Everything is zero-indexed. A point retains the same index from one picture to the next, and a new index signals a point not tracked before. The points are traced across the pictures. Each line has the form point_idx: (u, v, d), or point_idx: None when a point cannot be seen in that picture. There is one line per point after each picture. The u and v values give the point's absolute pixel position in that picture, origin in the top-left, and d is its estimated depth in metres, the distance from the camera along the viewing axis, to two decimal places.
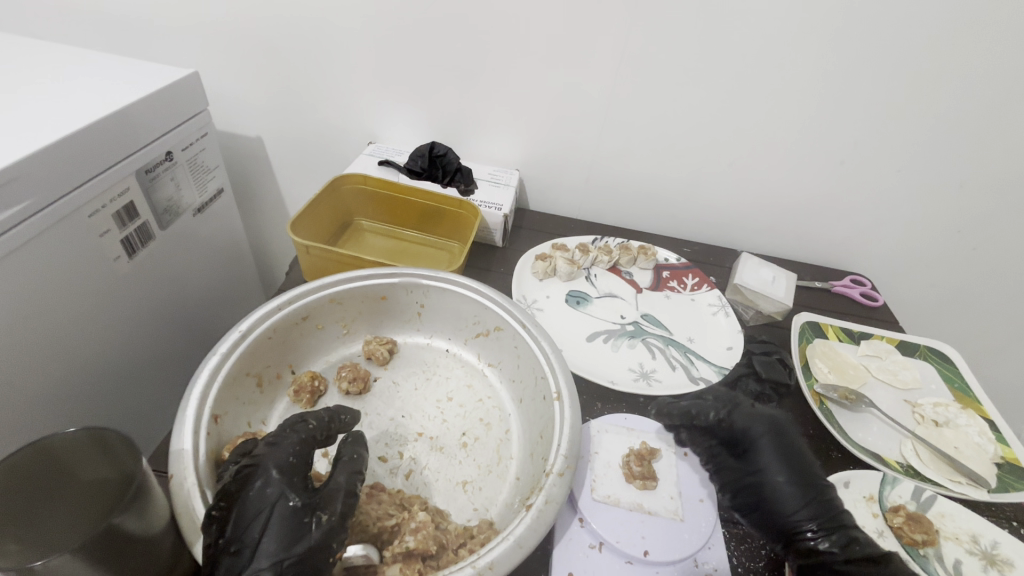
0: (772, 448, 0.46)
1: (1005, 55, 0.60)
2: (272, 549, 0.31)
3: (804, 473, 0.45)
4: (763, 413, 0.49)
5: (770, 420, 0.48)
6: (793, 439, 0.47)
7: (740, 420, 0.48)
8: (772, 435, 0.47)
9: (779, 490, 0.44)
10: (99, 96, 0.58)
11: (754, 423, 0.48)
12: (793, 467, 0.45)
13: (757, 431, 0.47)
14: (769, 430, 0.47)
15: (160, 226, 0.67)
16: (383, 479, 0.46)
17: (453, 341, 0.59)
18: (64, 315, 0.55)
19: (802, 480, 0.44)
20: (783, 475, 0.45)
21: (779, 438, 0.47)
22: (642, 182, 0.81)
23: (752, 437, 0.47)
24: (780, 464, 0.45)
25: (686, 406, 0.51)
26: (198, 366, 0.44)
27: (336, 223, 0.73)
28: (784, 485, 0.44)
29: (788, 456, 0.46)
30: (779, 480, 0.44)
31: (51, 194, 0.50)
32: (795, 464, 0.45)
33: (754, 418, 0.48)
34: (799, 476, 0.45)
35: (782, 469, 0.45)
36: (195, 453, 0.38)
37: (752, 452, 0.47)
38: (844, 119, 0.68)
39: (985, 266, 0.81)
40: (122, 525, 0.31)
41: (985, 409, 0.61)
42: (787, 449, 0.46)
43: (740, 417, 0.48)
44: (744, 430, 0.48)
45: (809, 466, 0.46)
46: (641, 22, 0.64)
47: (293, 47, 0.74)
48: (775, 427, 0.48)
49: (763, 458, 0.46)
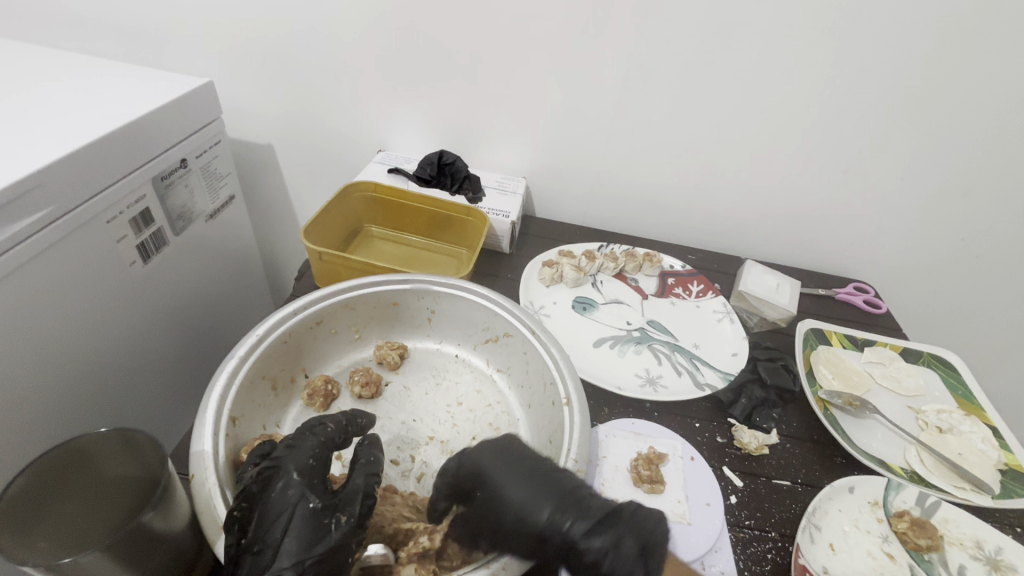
0: (505, 472, 0.39)
1: (1003, 65, 0.61)
2: (293, 549, 0.32)
3: (542, 482, 0.38)
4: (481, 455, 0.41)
5: (498, 449, 0.41)
6: (520, 455, 0.40)
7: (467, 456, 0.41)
8: (501, 458, 0.40)
9: (517, 515, 0.37)
10: (116, 105, 0.59)
11: (483, 450, 0.41)
12: (534, 478, 0.38)
13: (497, 462, 0.40)
14: (495, 457, 0.40)
15: (174, 232, 0.68)
16: (395, 482, 0.47)
17: (462, 347, 0.60)
18: (82, 321, 0.56)
19: (552, 492, 0.38)
20: (521, 491, 0.38)
21: (510, 461, 0.40)
22: (647, 190, 0.82)
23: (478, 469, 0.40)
24: (515, 482, 0.38)
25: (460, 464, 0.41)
26: (217, 369, 0.45)
27: (346, 229, 0.74)
28: (521, 505, 0.37)
29: (515, 469, 0.39)
30: (522, 500, 0.37)
31: (71, 201, 0.51)
32: (535, 484, 0.38)
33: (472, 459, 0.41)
34: (543, 486, 0.38)
35: (519, 484, 0.38)
36: (214, 454, 0.39)
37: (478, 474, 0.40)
38: (846, 129, 0.69)
39: (987, 274, 0.82)
40: (149, 523, 0.32)
41: (987, 417, 0.62)
42: (519, 467, 0.39)
43: (481, 460, 0.40)
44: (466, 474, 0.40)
45: (563, 484, 0.38)
46: (646, 33, 0.65)
47: (303, 57, 0.76)
48: (503, 452, 0.40)
49: (499, 484, 0.38)
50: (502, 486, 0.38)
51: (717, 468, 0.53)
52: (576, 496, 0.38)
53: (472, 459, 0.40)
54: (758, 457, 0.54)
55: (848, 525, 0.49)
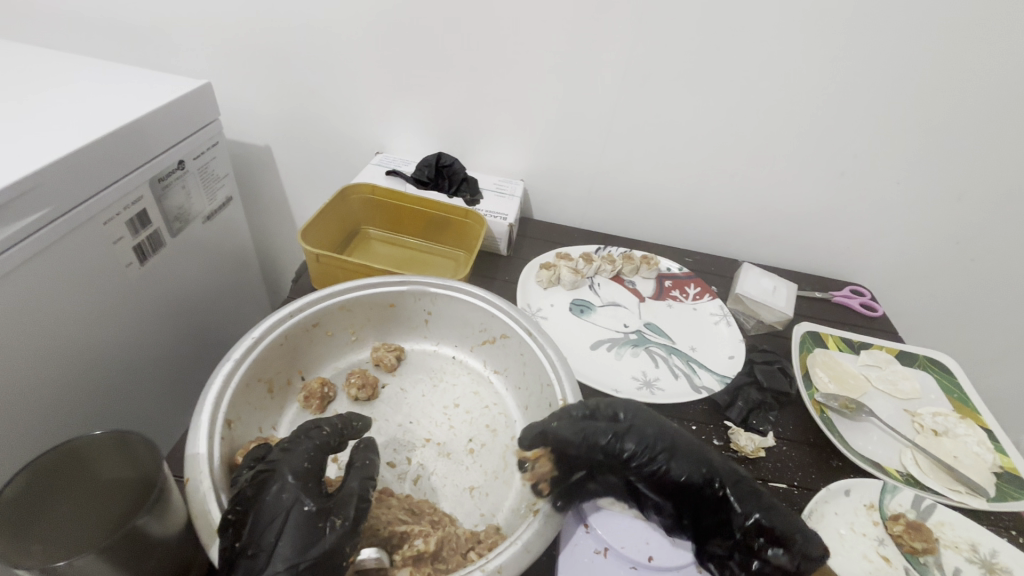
0: (657, 436, 0.45)
1: (999, 69, 0.62)
2: (288, 553, 0.32)
3: (687, 449, 0.45)
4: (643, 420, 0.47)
5: (639, 413, 0.47)
6: (665, 424, 0.47)
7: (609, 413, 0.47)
8: (650, 424, 0.46)
9: (682, 476, 0.44)
10: (114, 107, 0.59)
11: (627, 411, 0.47)
12: (689, 446, 0.46)
13: (642, 425, 0.46)
14: (643, 420, 0.47)
15: (170, 234, 0.68)
16: (391, 484, 0.47)
17: (459, 348, 0.60)
18: (77, 322, 0.56)
19: (699, 459, 0.45)
20: (679, 455, 0.45)
21: (657, 428, 0.46)
22: (644, 193, 0.82)
23: (627, 424, 0.46)
24: (673, 447, 0.45)
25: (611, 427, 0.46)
26: (213, 372, 0.44)
27: (343, 231, 0.74)
28: (681, 468, 0.44)
29: (663, 435, 0.46)
30: (681, 463, 0.44)
31: (68, 202, 0.51)
32: (690, 451, 0.45)
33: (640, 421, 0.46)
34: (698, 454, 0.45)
35: (676, 449, 0.45)
36: (209, 457, 0.39)
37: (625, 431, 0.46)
38: (843, 132, 0.70)
39: (982, 277, 0.83)
40: (145, 527, 0.32)
41: (983, 419, 0.62)
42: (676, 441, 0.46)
43: (630, 420, 0.46)
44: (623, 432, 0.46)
45: (705, 455, 0.46)
46: (645, 36, 0.66)
47: (302, 58, 0.76)
48: (648, 420, 0.47)
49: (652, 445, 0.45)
50: (661, 447, 0.45)
51: None
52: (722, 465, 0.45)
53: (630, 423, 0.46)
54: (754, 460, 0.54)
55: (844, 528, 0.49)
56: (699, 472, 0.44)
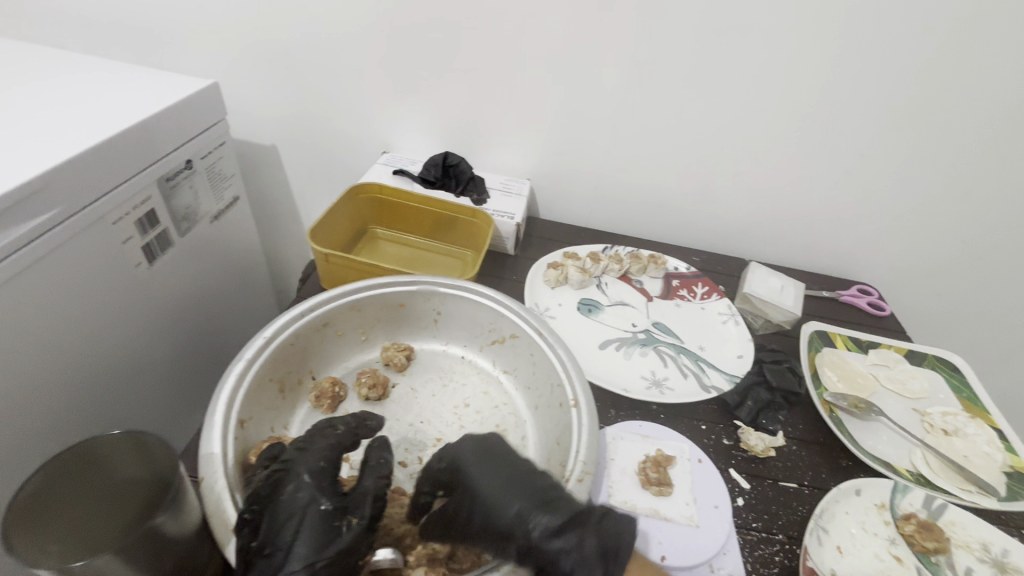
0: (477, 465, 0.39)
1: (1008, 67, 0.62)
2: (304, 552, 0.32)
3: (512, 476, 0.38)
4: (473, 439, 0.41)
5: (473, 438, 0.41)
6: (496, 450, 0.40)
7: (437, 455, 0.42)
8: (474, 452, 0.39)
9: (483, 511, 0.36)
10: (122, 107, 0.59)
11: (461, 445, 0.41)
12: (507, 472, 0.38)
13: (466, 454, 0.40)
14: (472, 448, 0.40)
15: (178, 233, 0.68)
16: (403, 484, 0.47)
17: (469, 348, 0.60)
18: (89, 322, 0.56)
19: (518, 485, 0.37)
20: (489, 481, 0.37)
21: (484, 457, 0.39)
22: (651, 192, 0.82)
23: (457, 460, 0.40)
24: (487, 473, 0.38)
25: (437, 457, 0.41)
26: (225, 372, 0.44)
27: (351, 231, 0.74)
28: (490, 498, 0.37)
29: (488, 463, 0.39)
30: (488, 490, 0.37)
31: (78, 202, 0.51)
32: (509, 478, 0.37)
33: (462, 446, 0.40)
34: (514, 477, 0.37)
35: (487, 477, 0.38)
36: (224, 457, 0.39)
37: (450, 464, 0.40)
38: (851, 132, 0.70)
39: (990, 276, 0.82)
40: (162, 527, 0.33)
41: (993, 419, 0.62)
42: (500, 467, 0.38)
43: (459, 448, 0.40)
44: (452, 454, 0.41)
45: (537, 481, 0.37)
46: (653, 35, 0.65)
47: (306, 57, 0.76)
48: (481, 444, 0.40)
49: (470, 478, 0.38)
50: (472, 477, 0.38)
51: (724, 470, 0.53)
52: (542, 490, 0.37)
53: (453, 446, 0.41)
54: (765, 460, 0.54)
55: (856, 528, 0.49)
56: (508, 504, 0.36)
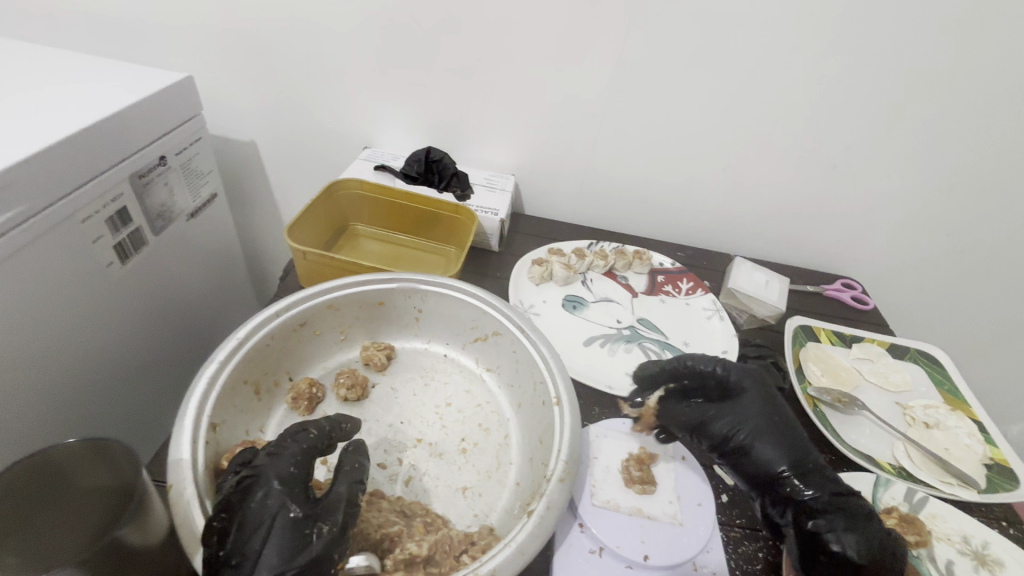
0: (759, 407, 0.49)
1: (993, 61, 0.62)
2: (274, 561, 0.31)
3: (787, 439, 0.48)
4: (758, 408, 0.49)
5: (762, 391, 0.51)
6: (778, 403, 0.51)
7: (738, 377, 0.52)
8: (756, 391, 0.51)
9: (762, 456, 0.47)
10: (90, 101, 0.57)
11: (745, 379, 0.52)
12: (780, 432, 0.48)
13: (752, 393, 0.51)
14: (755, 391, 0.51)
15: (153, 232, 0.67)
16: (383, 486, 0.46)
17: (451, 346, 0.59)
18: (56, 324, 0.54)
19: (789, 446, 0.47)
20: (768, 434, 0.48)
21: (766, 404, 0.50)
22: (636, 188, 0.81)
23: (743, 393, 0.51)
24: (763, 420, 0.49)
25: (698, 368, 0.53)
26: (197, 374, 0.43)
27: (332, 228, 0.73)
28: (764, 442, 0.47)
29: (777, 414, 0.49)
30: (763, 436, 0.48)
31: (42, 201, 0.49)
32: (780, 428, 0.48)
33: (749, 402, 0.50)
34: (780, 433, 0.48)
35: (762, 422, 0.48)
36: (193, 463, 0.38)
37: (737, 387, 0.51)
38: (834, 127, 0.70)
39: (971, 270, 0.83)
40: (124, 537, 0.32)
41: (973, 411, 0.62)
42: (773, 429, 0.48)
43: (745, 383, 0.51)
44: (737, 384, 0.51)
45: (809, 454, 0.47)
46: (639, 27, 0.64)
47: (287, 49, 0.74)
48: (763, 394, 0.51)
49: (749, 417, 0.49)
50: (750, 421, 0.48)
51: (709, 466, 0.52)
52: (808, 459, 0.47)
53: (739, 389, 0.51)
54: None
55: None
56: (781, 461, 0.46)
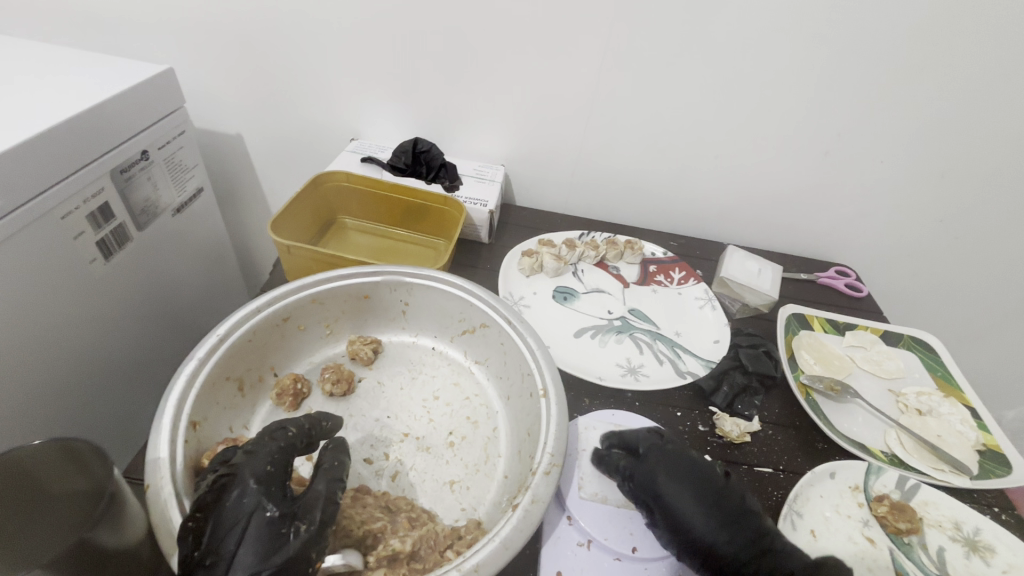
0: (680, 493, 0.43)
1: (990, 42, 0.60)
2: (249, 560, 0.31)
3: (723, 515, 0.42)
4: (667, 455, 0.46)
5: (687, 458, 0.45)
6: (706, 472, 0.45)
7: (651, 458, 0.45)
8: (664, 464, 0.45)
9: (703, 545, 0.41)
10: (67, 94, 0.55)
11: (657, 470, 0.44)
12: (708, 509, 0.42)
13: (675, 465, 0.45)
14: (664, 469, 0.44)
15: (137, 228, 0.65)
16: (368, 481, 0.45)
17: (439, 339, 0.59)
18: (36, 322, 0.54)
19: (720, 521, 0.42)
20: (692, 508, 0.42)
21: (677, 477, 0.44)
22: (628, 177, 0.80)
23: (659, 488, 0.43)
24: (684, 497, 0.43)
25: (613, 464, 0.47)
26: (175, 371, 0.42)
27: (318, 221, 0.72)
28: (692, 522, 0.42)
29: (701, 485, 0.44)
30: (691, 515, 0.42)
31: (19, 197, 0.48)
32: (701, 497, 0.43)
33: (655, 466, 0.45)
34: (708, 508, 0.42)
35: (686, 500, 0.43)
36: (171, 462, 0.37)
37: (656, 464, 0.45)
38: (827, 112, 0.68)
39: (965, 255, 0.82)
40: (96, 538, 0.31)
41: (966, 397, 0.62)
42: (693, 498, 0.43)
43: (647, 459, 0.45)
44: (649, 481, 0.44)
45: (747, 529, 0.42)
46: (628, 13, 0.63)
47: (268, 41, 0.73)
48: (672, 464, 0.45)
49: (666, 497, 0.43)
50: (668, 501, 0.43)
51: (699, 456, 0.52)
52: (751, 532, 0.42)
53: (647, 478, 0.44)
54: (739, 445, 0.54)
55: (829, 511, 0.49)
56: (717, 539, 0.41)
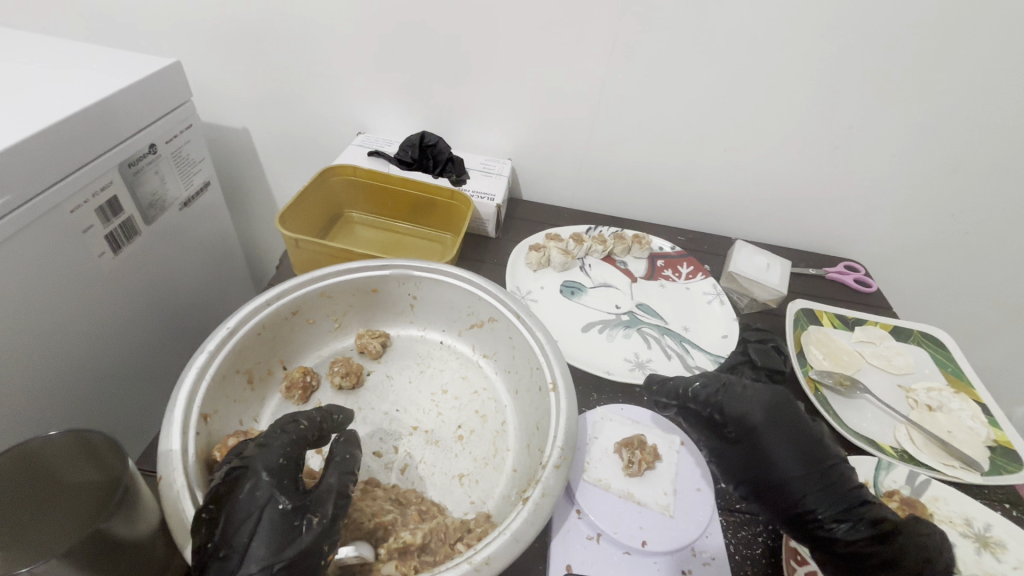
0: (771, 430, 0.45)
1: (1003, 37, 0.59)
2: (262, 553, 0.31)
3: (820, 471, 0.43)
4: (761, 395, 0.47)
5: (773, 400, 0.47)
6: (805, 428, 0.46)
7: (735, 408, 0.47)
8: (764, 406, 0.46)
9: (786, 479, 0.43)
10: (74, 88, 0.55)
11: (751, 410, 0.46)
12: (799, 449, 0.44)
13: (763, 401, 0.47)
14: (766, 417, 0.46)
15: (145, 222, 0.66)
16: (378, 474, 0.46)
17: (447, 333, 0.59)
18: (49, 316, 0.54)
19: (818, 472, 0.43)
20: (787, 458, 0.44)
21: (779, 422, 0.45)
22: (635, 172, 0.80)
23: (753, 427, 0.46)
24: (783, 444, 0.45)
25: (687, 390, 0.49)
26: (186, 364, 0.43)
27: (325, 215, 0.72)
28: (784, 466, 0.44)
29: (799, 440, 0.45)
30: (784, 458, 0.44)
31: (29, 190, 0.48)
32: (798, 445, 0.45)
33: (749, 403, 0.46)
34: (801, 449, 0.44)
35: (785, 448, 0.44)
36: (183, 453, 0.38)
37: (744, 400, 0.47)
38: (837, 107, 0.68)
39: (977, 251, 0.82)
40: (110, 529, 0.31)
41: (977, 393, 0.61)
42: (788, 435, 0.45)
43: (734, 405, 0.47)
44: (737, 418, 0.46)
45: (839, 479, 0.43)
46: (635, 8, 0.63)
47: (274, 35, 0.72)
48: (771, 407, 0.46)
49: (766, 441, 0.45)
50: (763, 441, 0.45)
51: None
52: (843, 488, 0.43)
53: (739, 413, 0.46)
54: None
55: None
56: (813, 503, 0.42)
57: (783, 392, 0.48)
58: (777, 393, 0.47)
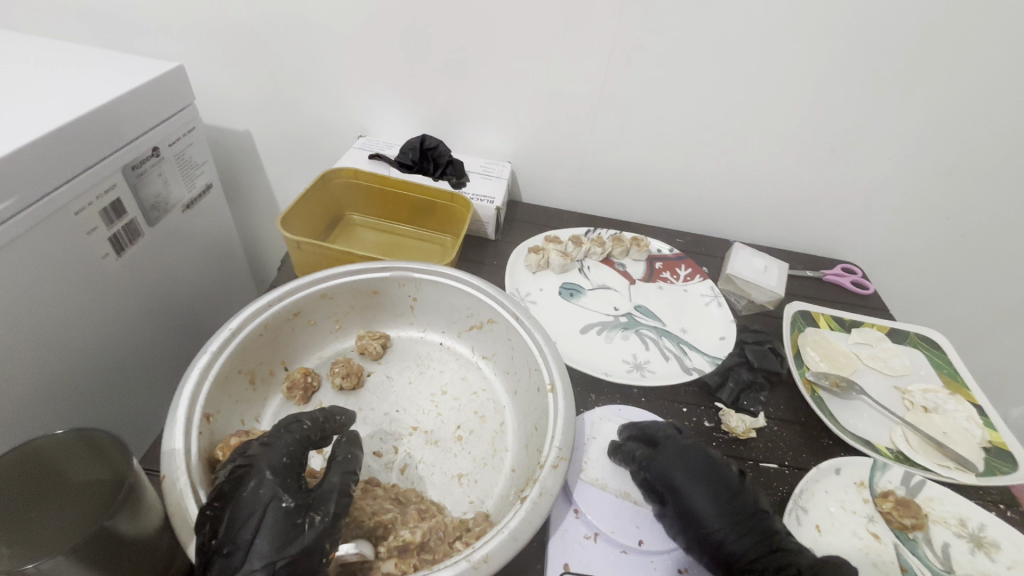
0: (693, 484, 0.43)
1: (997, 41, 0.60)
2: (265, 550, 0.32)
3: (739, 521, 0.42)
4: (677, 446, 0.46)
5: (688, 451, 0.46)
6: (720, 476, 0.44)
7: (661, 463, 0.45)
8: (677, 462, 0.45)
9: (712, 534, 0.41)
10: (79, 92, 0.56)
11: (671, 464, 0.45)
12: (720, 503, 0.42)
13: (675, 454, 0.46)
14: (682, 468, 0.44)
15: (148, 224, 0.66)
16: (378, 473, 0.46)
17: (447, 335, 0.60)
18: (54, 316, 0.55)
19: (736, 520, 0.42)
20: (711, 510, 0.42)
21: (695, 474, 0.44)
22: (634, 175, 0.81)
23: (674, 482, 0.44)
24: (704, 499, 0.43)
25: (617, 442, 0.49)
26: (188, 365, 0.43)
27: (326, 217, 0.73)
28: (711, 524, 0.42)
29: (719, 489, 0.43)
30: (705, 512, 0.42)
31: (35, 192, 0.49)
32: (721, 500, 0.43)
33: (669, 458, 0.45)
34: (720, 503, 0.42)
35: (704, 499, 0.43)
36: (186, 452, 0.39)
37: (663, 453, 0.46)
38: (834, 110, 0.68)
39: (973, 253, 0.82)
40: (116, 526, 0.32)
41: (973, 394, 0.62)
42: (704, 488, 0.43)
43: (665, 455, 0.46)
44: (663, 475, 0.45)
45: (763, 531, 0.41)
46: (633, 12, 0.63)
47: (276, 41, 0.73)
48: (687, 460, 0.45)
49: (687, 495, 0.43)
50: (684, 496, 0.43)
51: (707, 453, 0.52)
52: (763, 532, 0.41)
53: (661, 471, 0.45)
54: (746, 441, 0.54)
55: (835, 506, 0.49)
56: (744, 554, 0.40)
57: (691, 442, 0.47)
58: (686, 447, 0.46)
